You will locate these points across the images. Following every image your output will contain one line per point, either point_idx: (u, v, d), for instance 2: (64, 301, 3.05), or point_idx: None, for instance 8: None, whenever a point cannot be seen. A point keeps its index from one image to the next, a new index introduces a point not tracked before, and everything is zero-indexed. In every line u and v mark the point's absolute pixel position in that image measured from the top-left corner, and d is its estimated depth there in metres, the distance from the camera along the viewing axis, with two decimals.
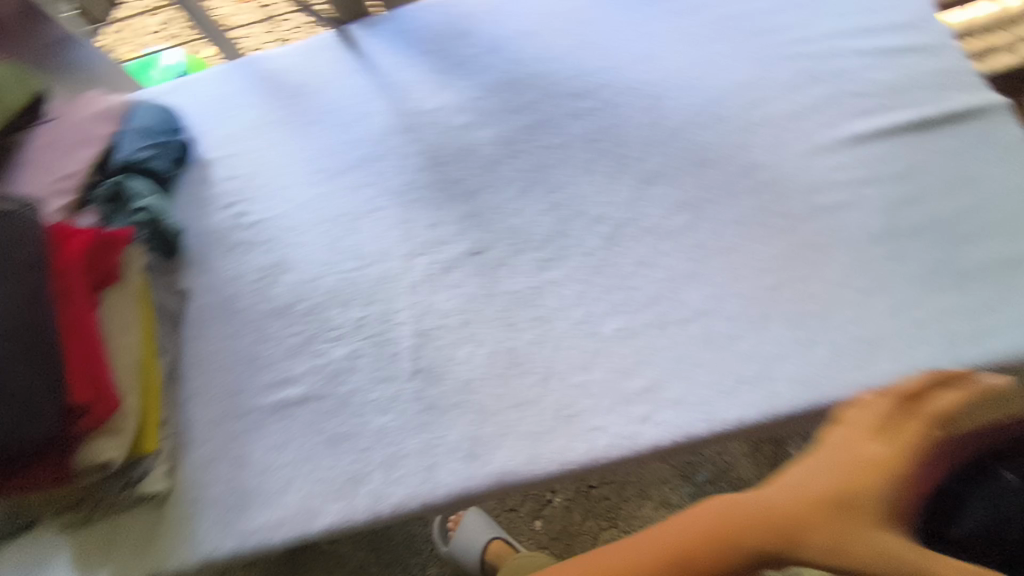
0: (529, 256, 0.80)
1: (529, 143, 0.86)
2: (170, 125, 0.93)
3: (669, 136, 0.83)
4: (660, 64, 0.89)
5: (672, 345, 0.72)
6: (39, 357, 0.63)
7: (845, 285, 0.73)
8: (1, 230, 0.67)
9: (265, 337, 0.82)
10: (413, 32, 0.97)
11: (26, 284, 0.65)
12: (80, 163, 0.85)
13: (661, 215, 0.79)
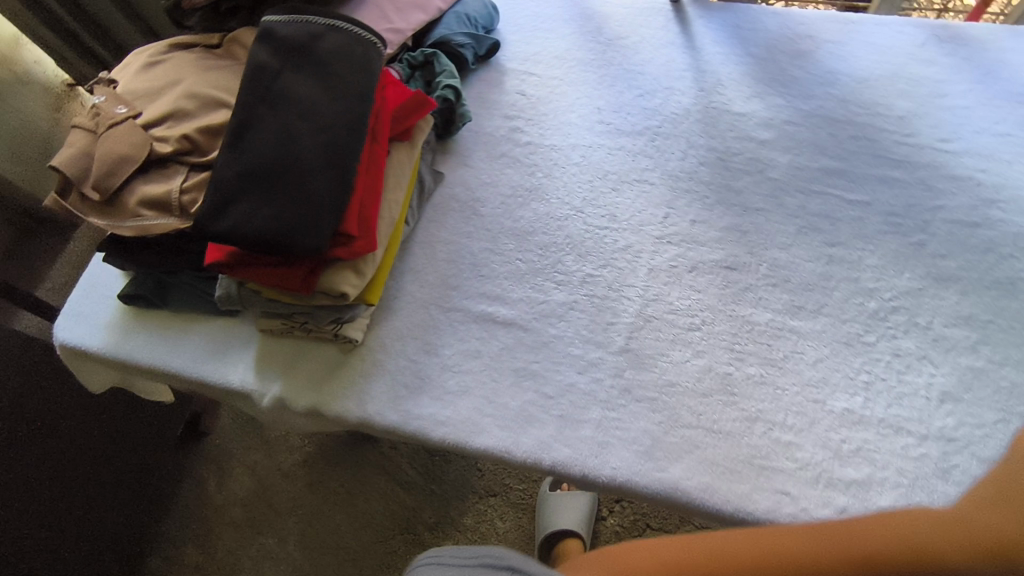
0: (782, 295, 0.75)
1: (826, 187, 0.81)
2: (487, 24, 0.97)
3: (982, 246, 0.76)
4: (1001, 169, 0.80)
5: (903, 454, 0.66)
6: (339, 177, 0.65)
7: None
8: (352, 50, 0.69)
9: (495, 250, 0.83)
10: (747, 33, 0.94)
11: (353, 108, 0.67)
12: (409, 23, 0.88)
13: (939, 320, 0.72)
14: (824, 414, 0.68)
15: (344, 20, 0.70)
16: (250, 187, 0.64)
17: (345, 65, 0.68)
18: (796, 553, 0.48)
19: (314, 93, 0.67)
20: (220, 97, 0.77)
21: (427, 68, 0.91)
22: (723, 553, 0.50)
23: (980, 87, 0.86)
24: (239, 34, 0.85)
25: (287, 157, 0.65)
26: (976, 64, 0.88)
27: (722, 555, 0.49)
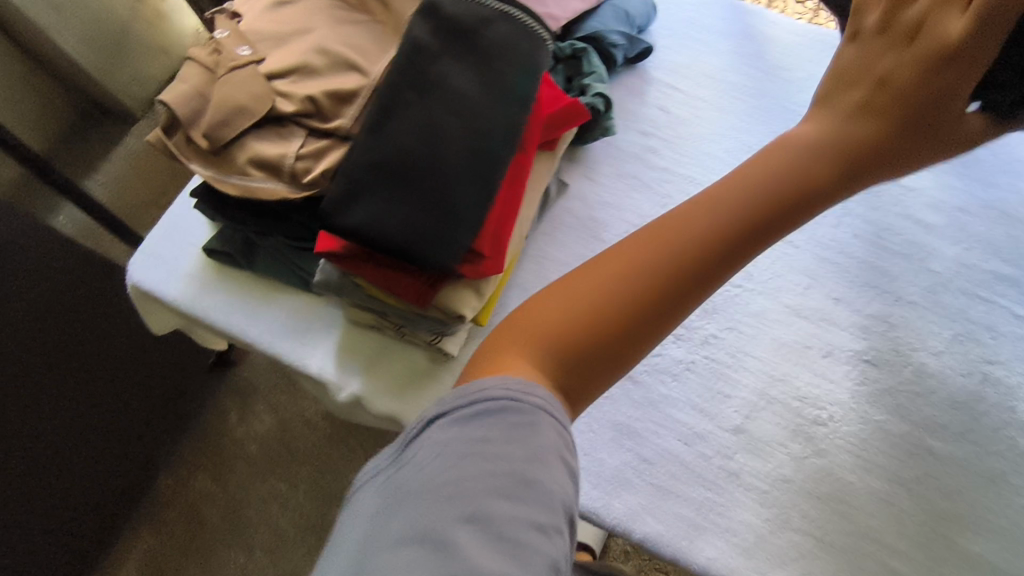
0: (924, 406, 0.68)
1: (993, 292, 0.72)
2: (643, 23, 0.87)
3: None
4: None
5: None
6: (485, 191, 0.58)
7: None
8: (515, 43, 0.61)
9: None
10: None
11: (508, 112, 0.60)
12: (564, 11, 0.80)
13: None
14: (952, 553, 0.62)
15: (516, 8, 0.61)
16: (386, 183, 0.57)
17: (511, 62, 0.60)
18: (613, 273, 0.47)
19: (472, 89, 0.59)
20: (353, 58, 0.69)
21: (571, 63, 0.81)
22: (561, 313, 0.47)
23: None
24: None
25: (432, 157, 0.57)
26: None
27: (574, 314, 0.47)
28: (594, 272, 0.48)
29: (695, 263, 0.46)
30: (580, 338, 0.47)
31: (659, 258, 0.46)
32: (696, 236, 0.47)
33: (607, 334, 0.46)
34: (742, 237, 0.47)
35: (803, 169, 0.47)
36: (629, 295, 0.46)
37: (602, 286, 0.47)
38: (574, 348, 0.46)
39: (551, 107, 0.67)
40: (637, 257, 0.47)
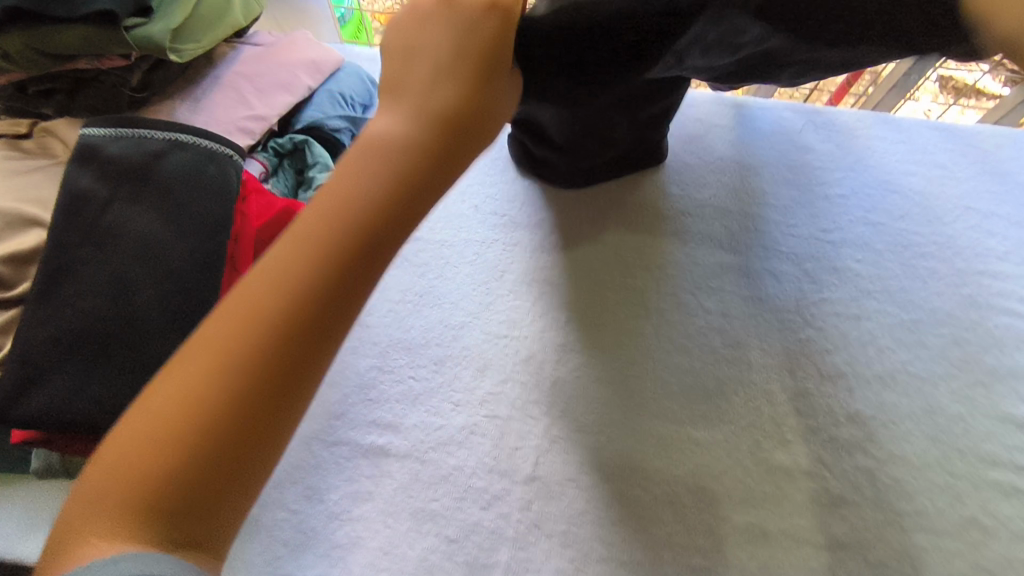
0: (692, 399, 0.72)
1: (720, 284, 0.81)
2: (364, 100, 0.88)
3: (861, 340, 0.79)
4: (878, 260, 0.84)
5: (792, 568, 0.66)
6: (186, 331, 0.54)
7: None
8: (198, 169, 0.58)
9: (385, 366, 0.75)
10: None
11: (203, 245, 0.57)
12: (274, 109, 0.79)
13: (831, 422, 0.74)
14: (731, 530, 0.68)
15: (187, 134, 0.59)
16: (69, 353, 0.52)
17: (192, 189, 0.58)
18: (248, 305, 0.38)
19: (153, 227, 0.56)
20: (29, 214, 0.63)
21: (297, 156, 0.81)
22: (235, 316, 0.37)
23: (850, 175, 0.90)
24: (56, 126, 0.71)
25: (120, 312, 0.53)
26: (847, 152, 0.92)
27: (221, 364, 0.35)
28: (243, 311, 0.37)
29: (251, 352, 0.36)
30: (252, 361, 0.36)
31: (285, 272, 0.38)
32: (272, 295, 0.38)
33: (269, 385, 0.36)
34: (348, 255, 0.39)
35: (293, 289, 0.38)
36: (308, 352, 0.37)
37: (199, 380, 0.35)
38: (230, 376, 0.35)
39: (264, 218, 0.66)
40: (306, 304, 0.38)
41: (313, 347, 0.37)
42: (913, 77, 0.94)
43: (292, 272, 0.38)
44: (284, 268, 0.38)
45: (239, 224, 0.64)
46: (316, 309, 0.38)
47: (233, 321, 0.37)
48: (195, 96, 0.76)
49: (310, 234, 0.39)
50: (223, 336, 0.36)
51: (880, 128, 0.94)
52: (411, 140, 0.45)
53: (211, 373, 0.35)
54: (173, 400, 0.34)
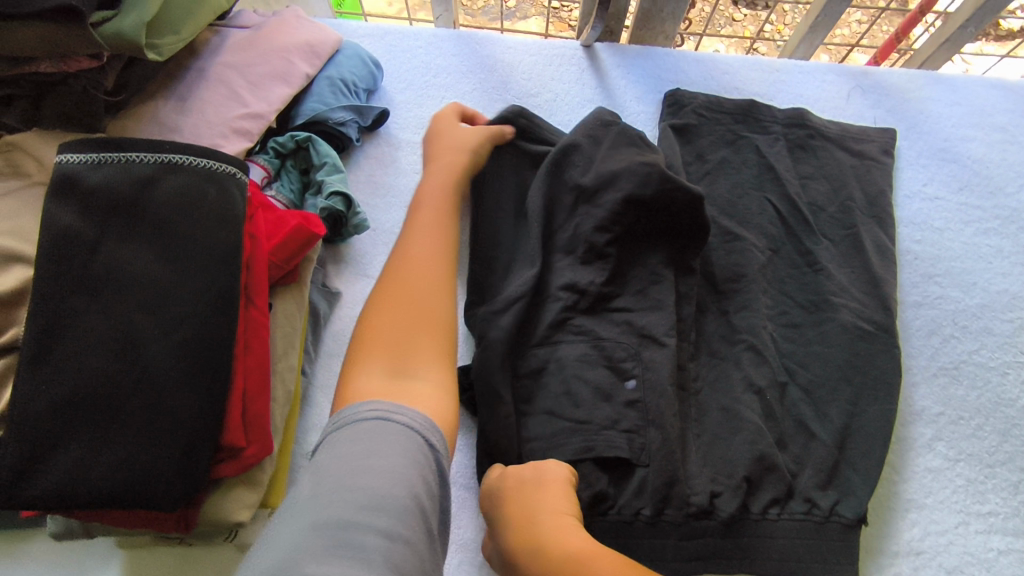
0: (755, 404, 0.67)
1: (776, 276, 0.74)
2: (368, 85, 0.79)
3: (926, 330, 0.73)
4: (939, 240, 0.78)
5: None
6: (207, 384, 0.48)
7: None
8: (198, 195, 0.51)
9: None
10: (669, 85, 0.84)
11: (215, 281, 0.49)
12: (271, 104, 0.70)
13: (898, 421, 0.69)
14: (812, 550, 0.62)
15: (181, 152, 0.51)
16: (78, 421, 0.45)
17: (193, 219, 0.50)
18: (405, 256, 0.57)
19: (155, 268, 0.48)
20: (6, 246, 0.54)
21: (301, 155, 0.72)
22: (409, 292, 0.54)
23: (907, 144, 0.82)
24: (26, 138, 0.61)
25: (129, 370, 0.46)
26: (902, 117, 0.84)
27: (408, 298, 0.54)
28: (407, 303, 0.53)
29: (415, 304, 0.53)
30: (397, 332, 0.52)
31: (405, 263, 0.57)
32: (399, 283, 0.55)
33: (411, 334, 0.52)
34: (431, 256, 0.57)
35: (405, 298, 0.54)
36: (433, 327, 0.53)
37: (391, 333, 0.52)
38: (403, 335, 0.51)
39: (275, 239, 0.58)
40: (417, 294, 0.54)
41: (441, 275, 0.56)
42: (967, 31, 0.85)
43: (410, 300, 0.54)
44: (417, 234, 0.59)
45: (250, 251, 0.55)
46: (432, 292, 0.55)
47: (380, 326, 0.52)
48: (182, 94, 0.67)
49: (402, 249, 0.58)
50: (424, 350, 0.52)
51: (934, 88, 0.86)
52: (431, 232, 0.60)
53: (388, 350, 0.51)
54: (377, 341, 0.52)
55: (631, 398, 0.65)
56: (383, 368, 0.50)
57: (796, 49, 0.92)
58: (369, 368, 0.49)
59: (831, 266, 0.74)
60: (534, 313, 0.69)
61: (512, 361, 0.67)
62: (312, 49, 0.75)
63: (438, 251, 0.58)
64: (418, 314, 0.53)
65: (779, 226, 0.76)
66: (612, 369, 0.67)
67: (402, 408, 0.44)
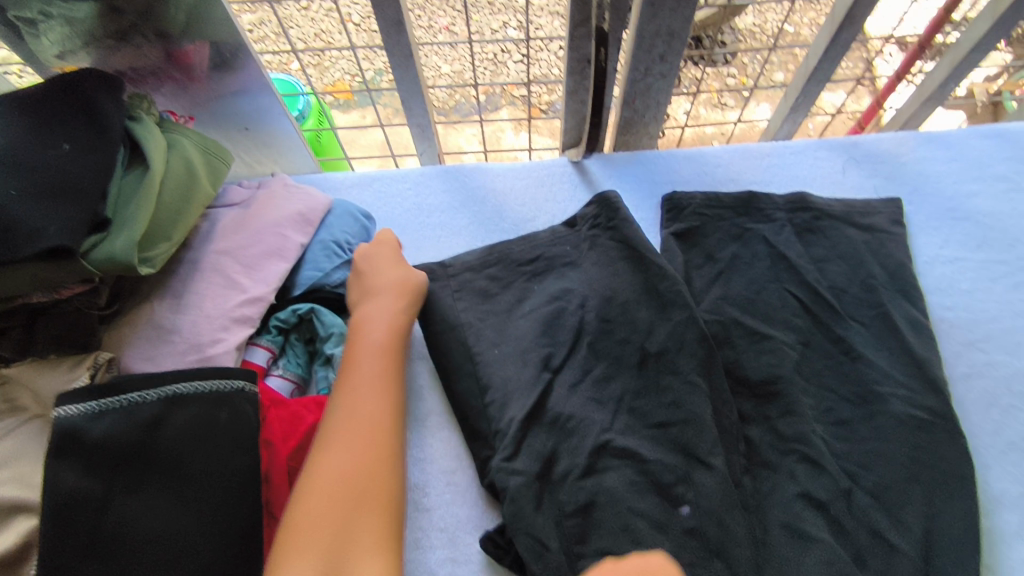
0: (821, 519, 0.62)
1: (816, 370, 0.71)
2: (363, 238, 0.77)
3: (981, 402, 0.69)
4: (969, 303, 0.75)
5: None
6: None
7: None
8: (213, 426, 0.48)
9: (461, 558, 0.64)
10: (665, 189, 0.83)
11: (239, 517, 0.47)
12: (269, 283, 0.68)
13: (978, 510, 0.64)
14: None
15: (184, 381, 0.49)
16: None
17: (206, 452, 0.47)
18: (344, 418, 0.54)
19: (171, 518, 0.45)
20: (10, 497, 0.49)
21: (306, 327, 0.70)
22: (348, 466, 0.51)
23: (914, 210, 0.81)
24: (20, 371, 0.57)
25: None
26: (904, 183, 0.83)
27: (348, 472, 0.50)
28: (342, 484, 0.50)
29: (354, 480, 0.50)
30: (331, 514, 0.48)
31: (345, 424, 0.54)
32: (341, 452, 0.52)
33: (346, 521, 0.48)
34: (376, 415, 0.55)
35: (346, 472, 0.50)
36: (373, 509, 0.50)
37: (326, 517, 0.48)
38: (337, 521, 0.48)
39: (292, 440, 0.55)
40: (359, 468, 0.51)
41: (386, 439, 0.54)
42: (947, 87, 0.88)
43: (350, 476, 0.50)
44: (353, 393, 0.56)
45: (268, 464, 0.52)
46: (376, 462, 0.52)
47: (313, 512, 0.48)
48: (179, 289, 0.65)
49: (338, 409, 0.55)
50: (364, 538, 0.48)
51: (928, 148, 0.86)
52: (372, 382, 0.57)
53: (323, 547, 0.46)
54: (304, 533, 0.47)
55: (689, 526, 0.61)
56: (315, 565, 0.45)
57: (779, 129, 0.94)
58: (298, 572, 0.45)
59: (871, 354, 0.70)
60: (568, 449, 0.65)
61: (555, 506, 0.63)
62: (299, 217, 0.73)
63: (383, 409, 0.55)
64: (355, 495, 0.50)
65: (803, 315, 0.74)
66: (663, 497, 0.63)
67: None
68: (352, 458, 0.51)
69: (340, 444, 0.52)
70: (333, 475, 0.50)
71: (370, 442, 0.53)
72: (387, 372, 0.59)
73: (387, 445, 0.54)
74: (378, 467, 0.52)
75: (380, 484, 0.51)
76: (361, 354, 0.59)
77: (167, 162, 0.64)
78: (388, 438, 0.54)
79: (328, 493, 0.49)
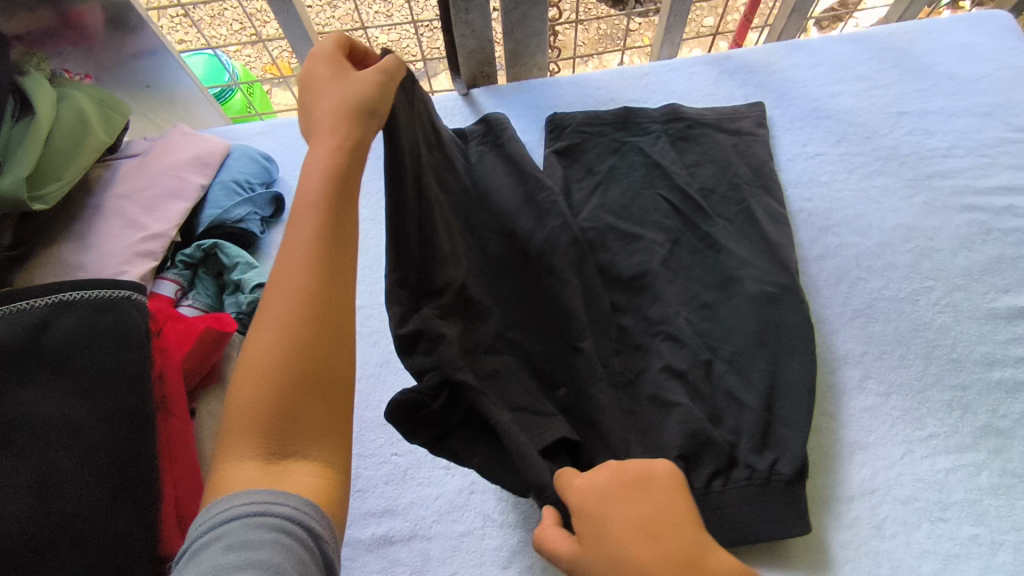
0: (681, 388, 0.69)
1: (682, 264, 0.77)
2: (263, 178, 0.83)
3: (833, 278, 0.76)
4: (829, 192, 0.81)
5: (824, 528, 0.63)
6: (134, 501, 0.51)
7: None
8: (97, 327, 0.54)
9: (366, 451, 0.71)
10: (548, 112, 0.89)
11: (125, 403, 0.53)
12: (169, 220, 0.73)
13: (824, 370, 0.71)
14: (771, 505, 0.62)
15: (71, 291, 0.55)
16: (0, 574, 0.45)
17: (93, 351, 0.54)
18: (281, 268, 0.42)
19: (62, 405, 0.51)
20: None
21: (210, 260, 0.75)
22: (280, 320, 0.40)
23: (779, 112, 0.87)
24: None
25: (46, 509, 0.48)
26: (770, 90, 0.88)
27: (279, 328, 0.40)
28: (285, 341, 0.40)
29: (294, 342, 0.40)
30: (265, 377, 0.39)
31: (277, 273, 0.42)
32: (280, 305, 0.40)
33: (301, 388, 0.39)
34: (305, 256, 0.42)
35: (287, 329, 0.40)
36: (324, 371, 0.40)
37: (254, 382, 0.39)
38: (273, 386, 0.39)
39: (185, 347, 0.60)
40: (297, 325, 0.40)
41: (330, 286, 0.42)
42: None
43: (278, 332, 0.40)
44: (287, 238, 0.43)
45: (159, 366, 0.58)
46: (307, 317, 0.40)
47: (245, 376, 0.40)
48: (82, 231, 0.71)
49: (282, 265, 0.42)
50: (310, 411, 0.40)
51: (794, 56, 0.90)
52: (292, 234, 0.43)
53: (270, 420, 0.39)
54: (252, 411, 0.39)
55: (563, 405, 0.67)
56: (259, 442, 0.38)
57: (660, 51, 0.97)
58: (247, 450, 0.38)
59: (732, 244, 0.76)
60: None
61: None
62: (196, 162, 0.79)
63: (310, 257, 0.42)
64: (291, 359, 0.39)
65: (673, 216, 0.80)
66: (541, 382, 0.68)
67: (282, 498, 0.36)
68: (297, 308, 0.40)
69: (270, 296, 0.41)
70: (264, 335, 0.40)
71: (292, 294, 0.41)
72: (314, 221, 0.43)
73: (329, 300, 0.41)
74: (340, 330, 0.42)
75: (341, 345, 0.42)
76: (300, 212, 0.43)
77: (56, 110, 0.69)
78: (320, 291, 0.41)
79: (267, 357, 0.39)
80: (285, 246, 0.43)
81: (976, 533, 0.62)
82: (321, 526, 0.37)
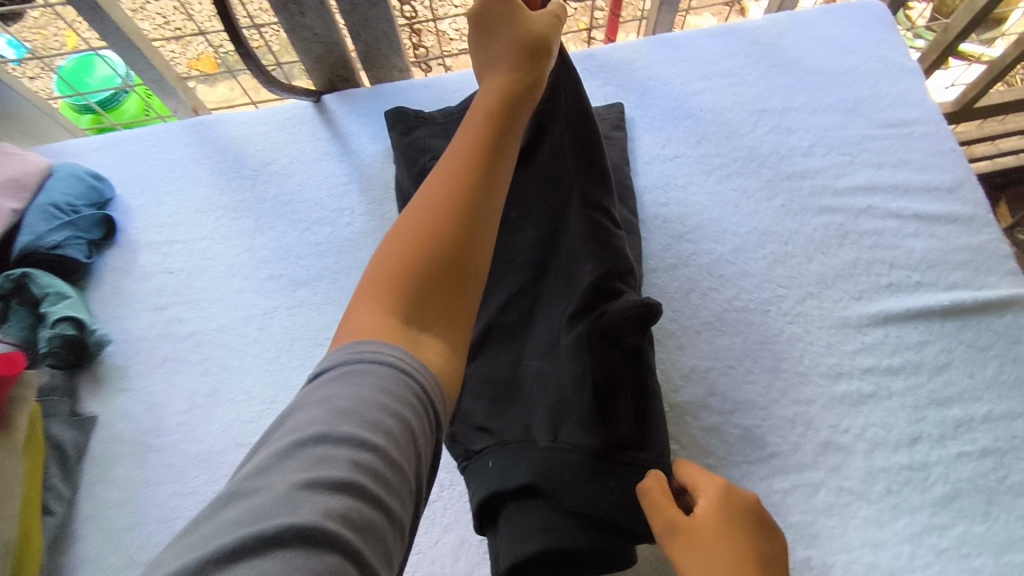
0: None
1: None
2: (93, 201, 0.78)
3: (684, 289, 0.72)
4: (686, 197, 0.77)
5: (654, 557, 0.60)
6: None
7: (860, 496, 0.61)
8: None
9: (187, 489, 0.66)
10: None
11: None
12: None
13: (668, 388, 0.67)
14: None
15: None
16: None
17: None
18: (449, 165, 0.48)
19: None
20: None
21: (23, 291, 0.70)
22: (427, 203, 0.46)
23: (640, 113, 0.83)
24: None
25: None
26: (631, 88, 0.84)
27: (429, 206, 0.45)
28: (423, 219, 0.45)
29: (438, 227, 0.44)
30: (414, 251, 0.43)
31: (443, 175, 0.47)
32: (429, 196, 0.46)
33: (428, 266, 0.43)
34: (481, 158, 0.48)
35: (434, 208, 0.45)
36: (470, 264, 0.44)
37: (389, 252, 0.44)
38: (414, 256, 0.43)
39: None
40: (438, 217, 0.45)
41: (475, 186, 0.47)
42: None
43: (430, 215, 0.45)
44: (454, 146, 0.50)
45: None
46: (455, 206, 0.45)
47: (395, 248, 0.44)
48: None
49: (450, 162, 0.48)
50: (445, 296, 0.43)
51: (660, 52, 0.86)
52: (464, 143, 0.49)
53: (392, 286, 0.42)
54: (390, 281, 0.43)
55: None
56: (385, 297, 0.42)
57: None
58: (368, 306, 0.41)
59: None
60: None
61: None
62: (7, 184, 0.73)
63: (471, 155, 0.48)
64: (427, 235, 0.44)
65: None
66: None
67: (393, 346, 0.38)
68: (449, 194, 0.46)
69: (435, 184, 0.47)
70: (415, 214, 0.46)
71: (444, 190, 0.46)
72: (498, 135, 0.50)
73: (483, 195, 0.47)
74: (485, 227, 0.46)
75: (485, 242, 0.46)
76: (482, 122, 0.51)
77: None
78: (482, 194, 0.47)
79: (409, 232, 0.44)
80: (478, 146, 0.49)
81: (808, 557, 0.59)
82: (435, 394, 0.39)
